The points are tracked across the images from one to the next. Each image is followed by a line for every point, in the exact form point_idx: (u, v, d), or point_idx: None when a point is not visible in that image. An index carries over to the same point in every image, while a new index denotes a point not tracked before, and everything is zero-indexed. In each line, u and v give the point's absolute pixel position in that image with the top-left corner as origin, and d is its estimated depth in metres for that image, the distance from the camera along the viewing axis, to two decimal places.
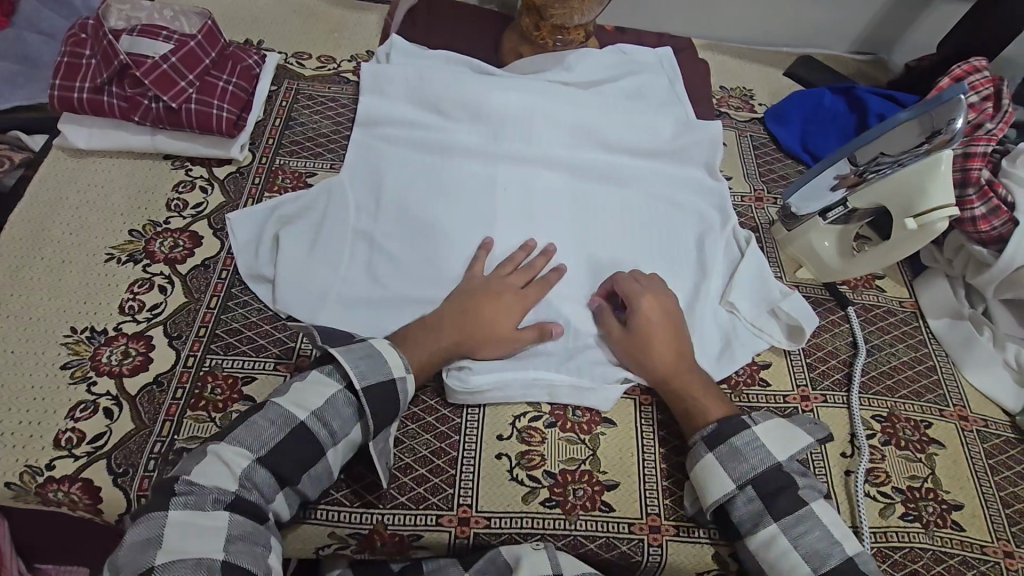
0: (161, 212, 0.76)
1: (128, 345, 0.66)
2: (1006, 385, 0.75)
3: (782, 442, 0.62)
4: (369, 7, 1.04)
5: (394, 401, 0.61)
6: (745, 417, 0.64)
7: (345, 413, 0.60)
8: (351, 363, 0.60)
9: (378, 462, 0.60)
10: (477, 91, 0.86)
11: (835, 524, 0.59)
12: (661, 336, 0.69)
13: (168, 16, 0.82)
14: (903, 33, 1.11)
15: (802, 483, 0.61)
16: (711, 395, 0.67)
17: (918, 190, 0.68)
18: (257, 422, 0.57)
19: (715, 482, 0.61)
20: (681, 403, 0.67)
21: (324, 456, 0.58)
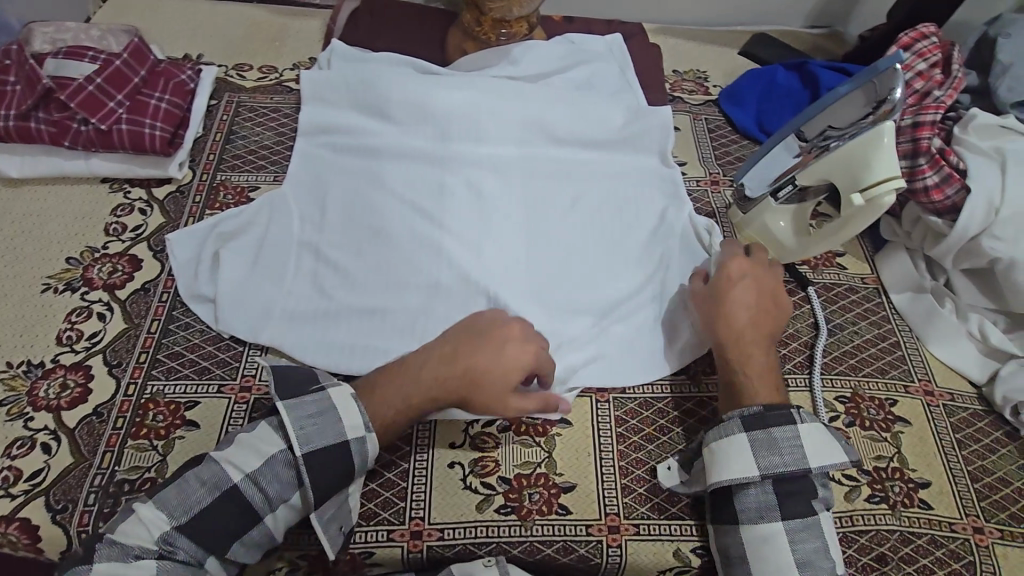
0: (99, 237, 0.74)
1: (66, 377, 0.64)
2: (970, 356, 0.74)
3: (823, 448, 0.58)
4: (311, 13, 1.03)
5: (342, 469, 0.56)
6: (793, 412, 0.59)
7: (286, 480, 0.55)
8: (298, 423, 0.55)
9: (323, 535, 0.56)
10: (419, 90, 0.83)
11: (834, 541, 0.56)
12: (741, 304, 0.66)
13: (95, 35, 0.82)
14: (857, 4, 1.09)
15: (819, 491, 0.58)
16: (767, 375, 0.63)
17: (860, 165, 0.67)
18: (191, 478, 0.54)
19: (735, 480, 0.58)
20: (731, 373, 0.64)
21: (259, 523, 0.54)
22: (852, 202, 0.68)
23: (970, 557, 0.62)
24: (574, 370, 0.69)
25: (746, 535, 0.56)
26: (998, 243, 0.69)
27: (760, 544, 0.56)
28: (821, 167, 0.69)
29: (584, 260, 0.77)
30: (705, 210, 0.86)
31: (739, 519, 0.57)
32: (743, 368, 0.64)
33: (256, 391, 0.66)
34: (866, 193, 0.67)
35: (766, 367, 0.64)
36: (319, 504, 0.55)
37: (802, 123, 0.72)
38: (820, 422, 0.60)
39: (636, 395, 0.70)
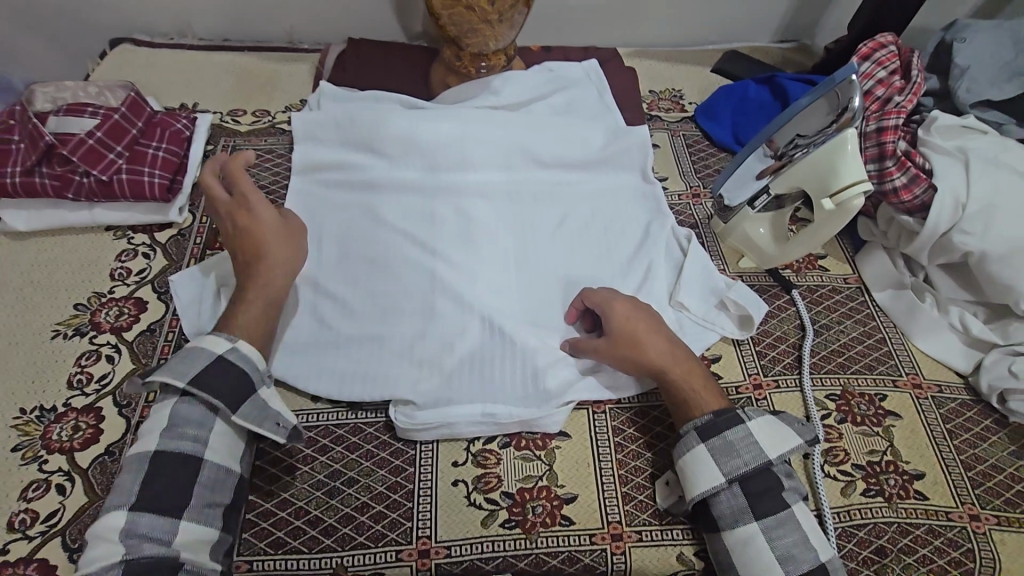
0: (105, 282, 0.77)
1: (77, 420, 0.67)
2: (954, 347, 0.76)
3: (774, 439, 0.61)
4: (299, 57, 1.07)
5: (220, 379, 0.60)
6: (740, 413, 0.62)
7: (195, 413, 0.59)
8: (165, 369, 0.59)
9: (262, 428, 0.61)
10: (405, 125, 0.87)
11: (812, 530, 0.57)
12: (646, 331, 0.68)
13: (93, 92, 0.86)
14: (821, 17, 1.13)
15: (786, 485, 0.59)
16: (704, 386, 0.66)
17: (827, 172, 0.70)
18: (129, 471, 0.56)
19: (702, 477, 0.60)
20: (675, 396, 0.66)
21: (206, 459, 0.58)
22: (824, 208, 0.71)
23: (969, 544, 0.63)
24: (571, 385, 0.71)
25: (728, 535, 0.58)
26: (968, 237, 0.72)
27: (743, 543, 0.57)
28: (791, 178, 0.73)
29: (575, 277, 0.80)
30: (688, 222, 0.89)
31: (719, 526, 0.59)
32: (687, 389, 0.66)
33: None
34: (838, 200, 0.70)
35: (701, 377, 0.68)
36: (236, 407, 0.60)
37: (775, 130, 0.74)
38: (770, 416, 0.63)
39: (632, 405, 0.72)
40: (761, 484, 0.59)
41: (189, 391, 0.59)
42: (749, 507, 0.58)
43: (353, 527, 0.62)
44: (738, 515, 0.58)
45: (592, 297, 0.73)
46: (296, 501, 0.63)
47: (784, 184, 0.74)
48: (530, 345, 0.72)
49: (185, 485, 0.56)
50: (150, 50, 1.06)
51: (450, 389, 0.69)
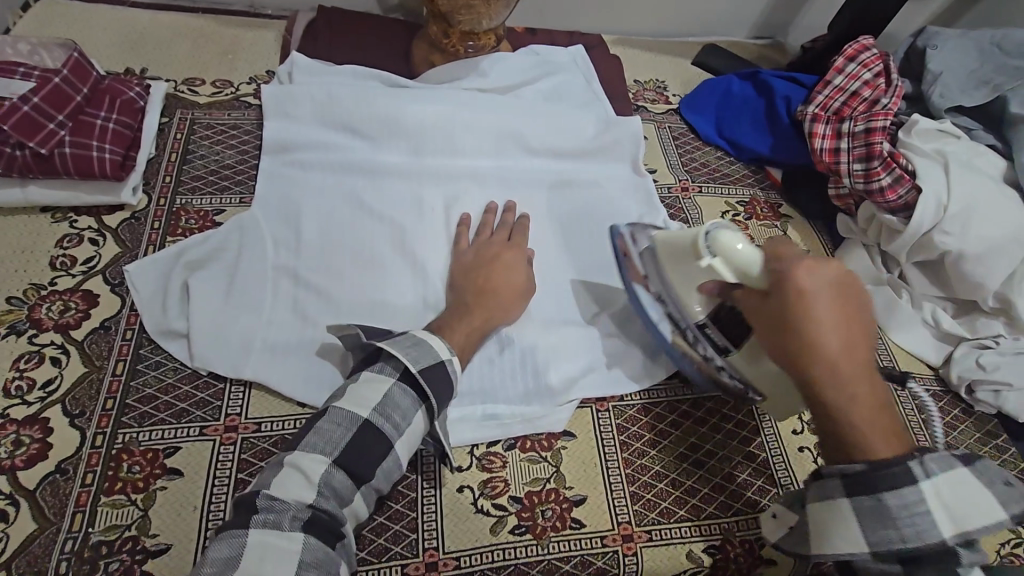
0: (45, 273, 0.67)
1: (18, 434, 0.57)
2: (926, 340, 0.80)
3: (964, 504, 0.46)
4: (262, 24, 0.97)
5: (450, 381, 0.58)
6: (913, 465, 0.47)
7: (406, 402, 0.55)
8: (401, 351, 0.56)
9: (444, 440, 0.58)
10: (390, 103, 0.80)
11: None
12: (818, 324, 0.49)
13: (24, 50, 0.74)
14: (795, 16, 1.15)
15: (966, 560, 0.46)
16: (880, 410, 0.48)
17: (690, 245, 0.61)
18: (324, 425, 0.52)
19: (838, 538, 0.49)
20: (837, 424, 0.48)
21: (393, 450, 0.54)
22: (721, 270, 0.57)
23: None
24: (575, 383, 0.69)
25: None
26: (947, 237, 0.76)
27: None
28: (682, 286, 0.65)
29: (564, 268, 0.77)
30: (678, 216, 0.88)
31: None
32: (848, 401, 0.48)
33: (243, 429, 0.62)
34: (714, 248, 0.57)
35: (879, 393, 0.49)
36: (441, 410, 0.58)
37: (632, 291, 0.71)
38: (968, 473, 0.47)
39: (633, 402, 0.71)
40: (930, 557, 0.46)
41: (415, 378, 0.56)
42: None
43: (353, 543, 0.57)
44: None
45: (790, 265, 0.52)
46: None
47: (699, 295, 0.64)
48: (529, 342, 0.69)
49: (371, 463, 0.52)
50: (85, 5, 0.93)
51: None
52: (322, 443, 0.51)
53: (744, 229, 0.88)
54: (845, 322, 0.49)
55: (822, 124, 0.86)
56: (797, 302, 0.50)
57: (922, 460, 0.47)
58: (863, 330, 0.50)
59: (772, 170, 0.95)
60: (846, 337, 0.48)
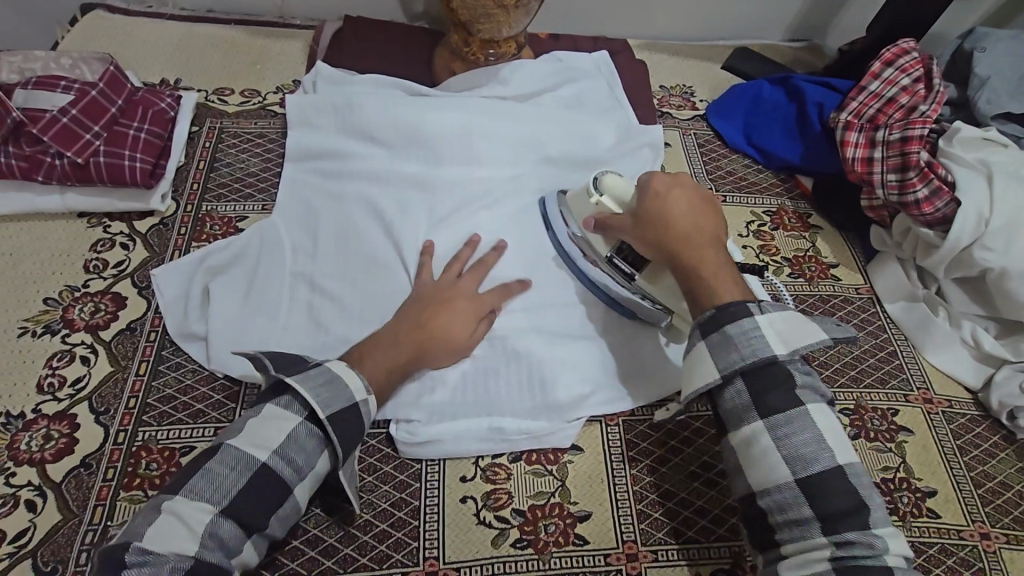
0: (79, 275, 0.71)
1: (49, 428, 0.61)
2: (966, 362, 0.75)
3: (792, 333, 0.54)
4: (291, 34, 1.00)
5: (359, 427, 0.56)
6: (751, 304, 0.55)
7: (311, 445, 0.54)
8: (312, 393, 0.54)
9: (348, 487, 0.57)
10: (410, 112, 0.80)
11: (828, 432, 0.52)
12: (676, 211, 0.64)
13: (66, 64, 0.79)
14: (835, 17, 1.11)
15: (799, 381, 0.53)
16: (725, 267, 0.60)
17: (582, 192, 0.74)
18: (219, 471, 0.51)
19: (696, 375, 0.55)
20: (689, 275, 0.60)
21: (291, 495, 0.53)
22: (607, 205, 0.70)
23: (980, 563, 0.63)
24: (585, 400, 0.67)
25: (734, 434, 0.54)
26: (988, 253, 0.71)
27: (746, 443, 0.53)
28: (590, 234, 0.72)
29: (551, 283, 0.74)
30: None
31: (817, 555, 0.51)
32: (698, 260, 0.60)
33: None
34: (601, 186, 0.70)
35: (723, 258, 0.62)
36: (347, 455, 0.56)
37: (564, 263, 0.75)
38: (796, 310, 0.56)
39: (645, 417, 0.69)
40: (772, 383, 0.53)
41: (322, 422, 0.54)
42: (752, 405, 0.53)
43: (286, 553, 0.57)
44: (740, 412, 0.54)
45: (649, 182, 0.67)
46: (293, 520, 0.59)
47: (592, 236, 0.72)
48: (537, 356, 0.68)
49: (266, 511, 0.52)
50: (126, 18, 0.97)
51: (454, 404, 0.65)
52: (212, 489, 0.50)
53: (769, 240, 0.85)
54: (688, 209, 0.64)
55: (854, 132, 0.82)
56: (654, 201, 0.65)
57: (759, 302, 0.55)
58: (710, 217, 0.65)
59: (802, 179, 0.91)
60: (697, 227, 0.63)
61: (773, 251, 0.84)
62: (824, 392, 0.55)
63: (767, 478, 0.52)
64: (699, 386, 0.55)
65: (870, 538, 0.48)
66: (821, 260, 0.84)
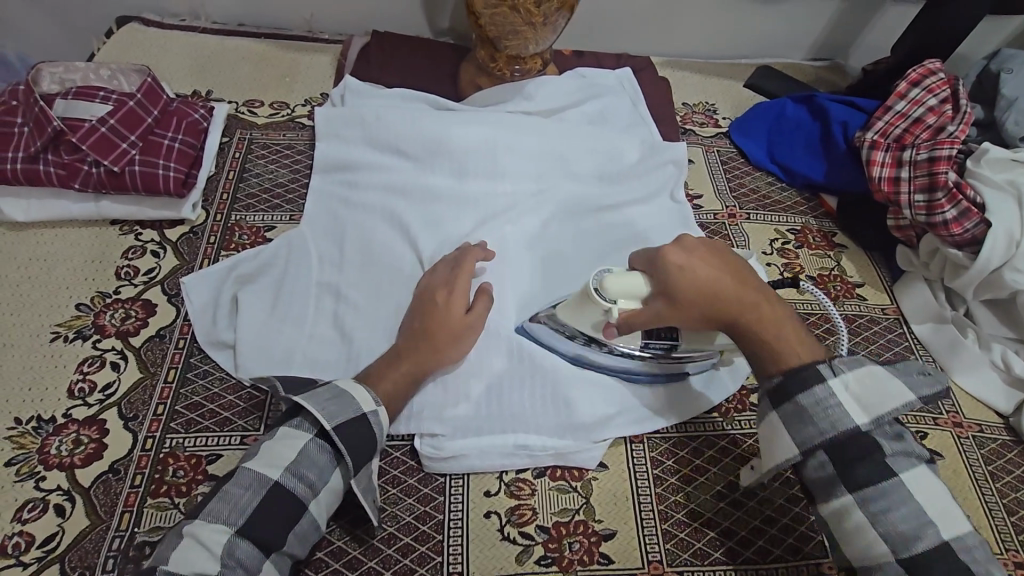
0: (111, 282, 0.72)
1: (79, 433, 0.61)
2: (996, 386, 0.74)
3: (874, 401, 0.52)
4: (320, 48, 1.02)
5: (370, 438, 0.56)
6: (822, 368, 0.53)
7: (322, 460, 0.55)
8: (320, 406, 0.55)
9: (366, 501, 0.56)
10: (436, 126, 0.81)
11: (929, 502, 0.49)
12: (714, 278, 0.58)
13: (105, 75, 0.81)
14: (858, 37, 1.11)
15: (890, 449, 0.51)
16: (790, 326, 0.57)
17: (582, 300, 0.63)
18: (233, 491, 0.51)
19: (777, 450, 0.55)
20: (754, 342, 0.57)
21: (307, 511, 0.53)
22: (626, 306, 0.60)
23: None
24: (609, 418, 0.67)
25: (823, 507, 0.53)
26: (1020, 275, 0.71)
27: (838, 517, 0.52)
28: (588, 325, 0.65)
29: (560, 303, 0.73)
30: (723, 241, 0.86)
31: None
32: (756, 320, 0.57)
33: None
34: (609, 294, 0.60)
35: (786, 317, 0.58)
36: (359, 469, 0.56)
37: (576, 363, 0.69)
38: (876, 367, 0.53)
39: (669, 434, 0.69)
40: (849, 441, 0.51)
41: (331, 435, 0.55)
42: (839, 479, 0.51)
43: (314, 566, 0.57)
44: (830, 487, 0.52)
45: (666, 260, 0.59)
46: None
47: (614, 338, 0.64)
48: (561, 372, 0.68)
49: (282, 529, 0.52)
50: (161, 31, 1.00)
51: (479, 418, 0.65)
52: (226, 509, 0.51)
53: (794, 259, 0.85)
54: (710, 269, 0.58)
55: (880, 152, 0.81)
56: (684, 276, 0.58)
57: (831, 364, 0.54)
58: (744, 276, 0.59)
59: (826, 198, 0.91)
60: (740, 295, 0.58)
61: (798, 270, 0.84)
62: (921, 452, 0.52)
63: (863, 555, 0.50)
64: (781, 460, 0.54)
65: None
66: (847, 279, 0.84)
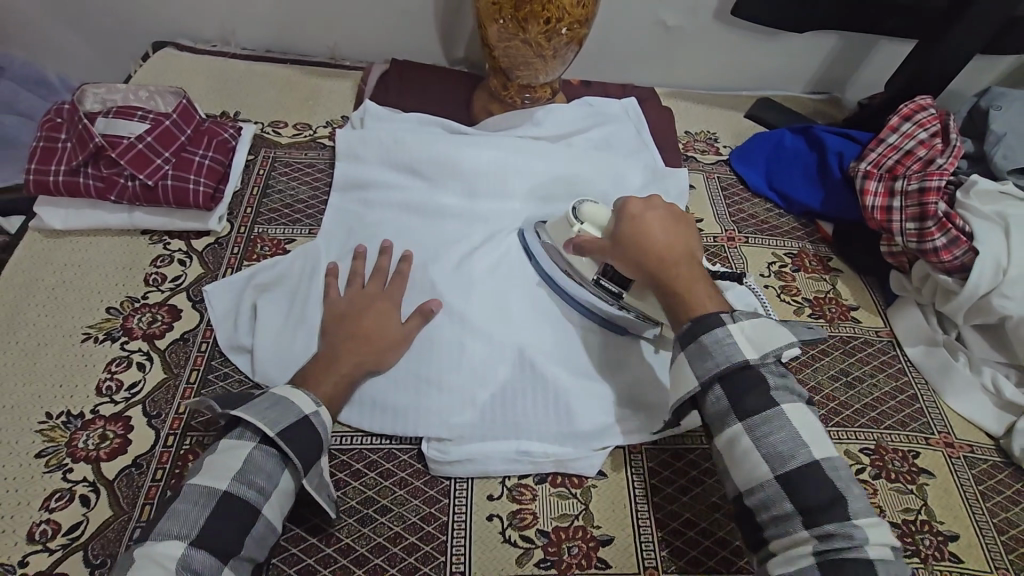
0: (139, 287, 0.76)
1: (105, 428, 0.65)
2: (986, 409, 0.76)
3: (760, 338, 0.57)
4: (342, 74, 1.08)
5: (314, 438, 0.59)
6: (723, 315, 0.58)
7: (269, 465, 0.56)
8: (258, 414, 0.57)
9: (318, 497, 0.59)
10: (450, 149, 0.86)
11: (805, 431, 0.54)
12: (652, 226, 0.67)
13: (143, 96, 0.87)
14: (855, 73, 1.16)
15: (774, 384, 0.56)
16: (699, 284, 0.63)
17: (562, 221, 0.76)
18: (181, 507, 0.53)
19: (682, 381, 0.59)
20: (666, 291, 0.63)
21: (262, 515, 0.55)
22: (588, 230, 0.73)
23: None
24: (609, 429, 0.70)
25: (718, 438, 0.57)
26: (1008, 300, 0.74)
27: (730, 446, 0.56)
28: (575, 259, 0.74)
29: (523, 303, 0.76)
30: (721, 263, 0.89)
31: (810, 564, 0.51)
32: (676, 283, 0.63)
33: None
34: (580, 216, 0.74)
35: (697, 275, 0.64)
36: (307, 467, 0.58)
37: (543, 284, 0.78)
38: (766, 318, 0.59)
39: (668, 446, 0.71)
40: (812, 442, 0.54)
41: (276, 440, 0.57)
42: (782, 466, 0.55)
43: (281, 559, 0.59)
44: (725, 416, 0.56)
45: (625, 206, 0.69)
46: (327, 527, 0.62)
47: (573, 259, 0.74)
48: (563, 384, 0.71)
49: None
50: (194, 56, 1.06)
51: (484, 425, 0.68)
52: (176, 525, 0.52)
53: (790, 281, 0.88)
54: (665, 227, 0.67)
55: (873, 181, 0.85)
56: (634, 223, 0.68)
57: (731, 313, 0.59)
58: (681, 232, 0.67)
59: (822, 224, 0.95)
60: (674, 246, 0.65)
61: (794, 291, 0.87)
62: (802, 394, 0.58)
63: (750, 478, 0.54)
64: (683, 393, 0.59)
65: (849, 530, 0.49)
66: (842, 302, 0.87)
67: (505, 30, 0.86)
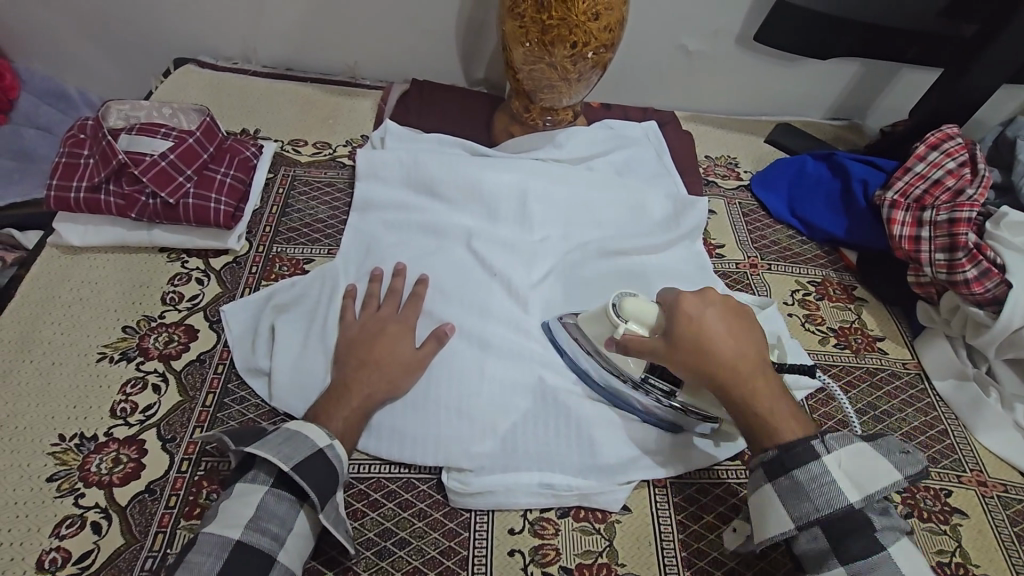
0: (156, 306, 0.75)
1: (118, 452, 0.63)
2: (1021, 447, 0.74)
3: (862, 474, 0.54)
4: (362, 93, 1.08)
5: (331, 472, 0.57)
6: (816, 445, 0.55)
7: (282, 508, 0.55)
8: (272, 451, 0.56)
9: (335, 531, 0.56)
10: (471, 171, 0.85)
11: (912, 572, 0.52)
12: (716, 331, 0.61)
13: (167, 113, 0.86)
14: (875, 100, 1.15)
15: (879, 525, 0.54)
16: (778, 396, 0.59)
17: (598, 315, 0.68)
18: (196, 560, 0.51)
19: (771, 522, 0.56)
20: (744, 411, 0.59)
21: (278, 561, 0.53)
22: (634, 329, 0.64)
23: None
24: (632, 461, 0.68)
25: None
26: None
27: None
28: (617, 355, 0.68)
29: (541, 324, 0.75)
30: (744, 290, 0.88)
31: None
32: (748, 395, 0.59)
33: None
34: (623, 316, 0.64)
35: (770, 382, 0.60)
36: (325, 503, 0.56)
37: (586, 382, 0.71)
38: (862, 444, 0.56)
39: (693, 479, 0.69)
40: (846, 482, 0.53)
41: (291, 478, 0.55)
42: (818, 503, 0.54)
43: None
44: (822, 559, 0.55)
45: (680, 306, 0.63)
46: (343, 559, 0.60)
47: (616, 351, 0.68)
48: (587, 416, 0.69)
49: None
50: (215, 73, 1.07)
51: (505, 456, 0.66)
52: None
53: (815, 310, 0.87)
54: (728, 332, 0.61)
55: (901, 211, 0.84)
56: (694, 329, 0.61)
57: (823, 439, 0.56)
58: (745, 334, 0.63)
59: (845, 251, 0.93)
60: (741, 357, 0.60)
61: (819, 320, 0.86)
62: (904, 525, 0.55)
63: None
64: (774, 534, 0.55)
65: None
66: (868, 332, 0.85)
67: (531, 54, 0.86)
